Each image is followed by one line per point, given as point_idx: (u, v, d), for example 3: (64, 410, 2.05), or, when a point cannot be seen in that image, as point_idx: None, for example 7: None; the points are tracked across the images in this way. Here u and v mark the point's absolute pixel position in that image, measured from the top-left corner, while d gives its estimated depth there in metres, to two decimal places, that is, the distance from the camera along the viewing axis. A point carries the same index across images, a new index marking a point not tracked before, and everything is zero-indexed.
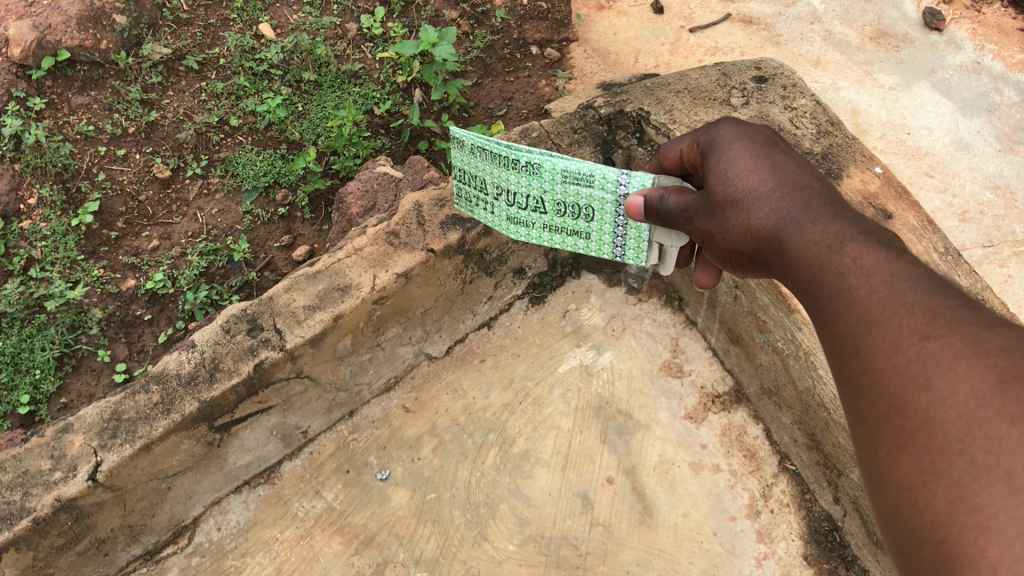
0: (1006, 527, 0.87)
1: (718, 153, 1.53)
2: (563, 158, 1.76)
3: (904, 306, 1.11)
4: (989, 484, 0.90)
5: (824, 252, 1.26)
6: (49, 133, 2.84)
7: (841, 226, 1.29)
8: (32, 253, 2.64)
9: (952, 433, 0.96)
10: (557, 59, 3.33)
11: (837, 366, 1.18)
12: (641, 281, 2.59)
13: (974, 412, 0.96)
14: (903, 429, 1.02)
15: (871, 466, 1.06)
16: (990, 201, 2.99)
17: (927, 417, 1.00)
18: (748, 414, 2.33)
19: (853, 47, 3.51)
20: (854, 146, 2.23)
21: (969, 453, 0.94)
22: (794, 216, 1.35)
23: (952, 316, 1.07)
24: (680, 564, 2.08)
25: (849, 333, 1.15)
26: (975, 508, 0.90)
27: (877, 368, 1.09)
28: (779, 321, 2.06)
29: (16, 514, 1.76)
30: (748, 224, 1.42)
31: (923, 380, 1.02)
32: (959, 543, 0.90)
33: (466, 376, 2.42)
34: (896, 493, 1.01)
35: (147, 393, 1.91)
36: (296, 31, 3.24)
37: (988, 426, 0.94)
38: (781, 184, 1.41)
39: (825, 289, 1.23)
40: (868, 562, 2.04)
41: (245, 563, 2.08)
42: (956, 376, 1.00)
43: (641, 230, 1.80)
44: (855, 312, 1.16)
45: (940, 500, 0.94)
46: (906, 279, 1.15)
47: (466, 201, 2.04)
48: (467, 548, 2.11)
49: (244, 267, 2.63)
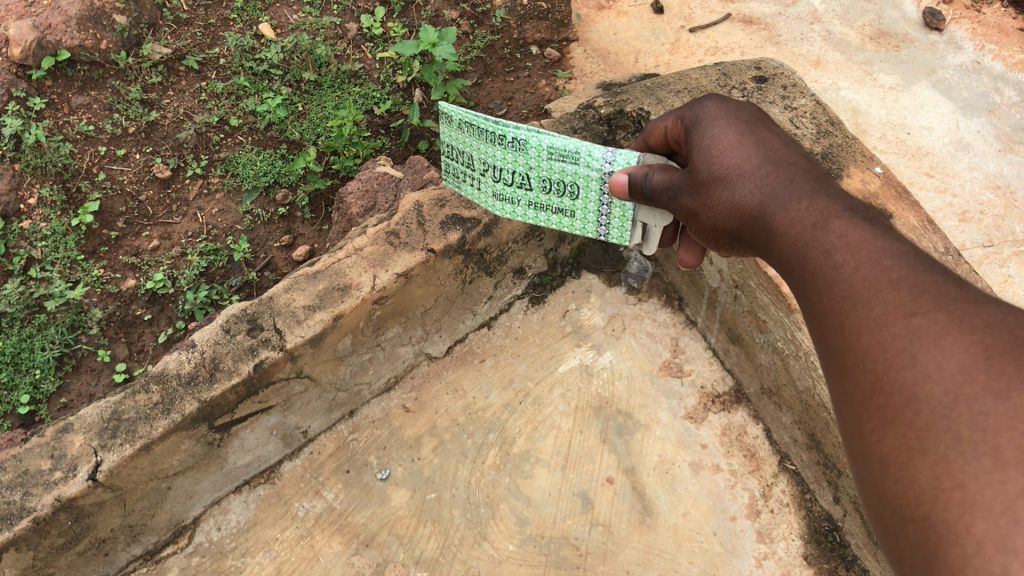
0: (992, 503, 0.86)
1: (703, 130, 1.54)
2: (550, 134, 1.76)
3: (889, 282, 1.11)
4: (976, 459, 0.90)
5: (809, 229, 1.27)
6: (49, 133, 2.84)
7: (825, 203, 1.30)
8: (32, 253, 2.64)
9: (937, 410, 0.96)
10: (557, 59, 3.34)
11: (821, 342, 1.18)
12: (641, 282, 2.60)
13: (960, 388, 0.95)
14: (889, 406, 1.02)
15: (857, 443, 1.06)
16: (990, 201, 2.99)
17: (913, 393, 0.99)
18: (748, 414, 2.33)
19: (853, 47, 3.51)
20: (854, 146, 2.23)
21: (955, 429, 0.93)
22: (779, 193, 1.36)
23: (938, 292, 1.07)
24: (681, 564, 2.08)
25: (834, 309, 1.15)
26: (960, 484, 0.90)
27: (862, 344, 1.09)
28: (779, 321, 2.06)
29: (16, 513, 1.76)
30: (732, 202, 1.42)
31: (908, 356, 1.02)
32: (945, 519, 0.90)
33: (466, 376, 2.42)
34: (880, 470, 1.01)
35: (147, 393, 1.91)
36: (296, 32, 3.24)
37: (975, 402, 0.93)
38: (766, 161, 1.42)
39: (809, 266, 1.23)
40: (868, 562, 2.04)
41: (245, 564, 2.08)
42: (942, 352, 0.99)
43: (625, 209, 1.81)
44: (840, 288, 1.16)
45: (925, 476, 0.94)
46: (892, 256, 1.15)
47: (453, 176, 2.03)
48: (467, 548, 2.11)
49: (244, 267, 2.63)
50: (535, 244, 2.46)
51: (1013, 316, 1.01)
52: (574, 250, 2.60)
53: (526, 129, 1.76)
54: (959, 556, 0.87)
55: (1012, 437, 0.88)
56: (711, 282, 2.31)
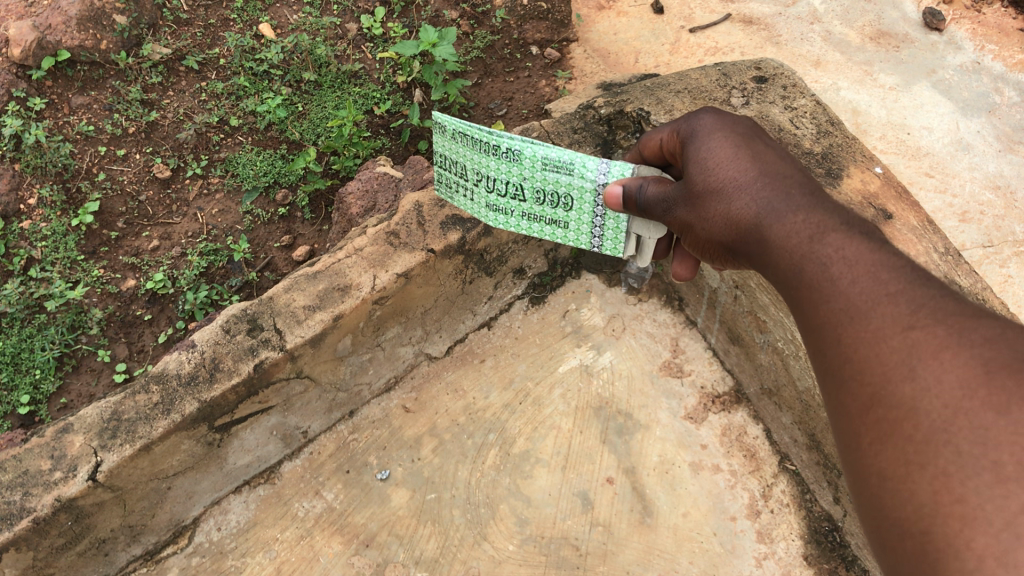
0: (993, 518, 0.86)
1: (699, 141, 1.54)
2: (545, 145, 1.76)
3: (887, 296, 1.11)
4: (976, 474, 0.90)
5: (806, 242, 1.27)
6: (49, 133, 2.83)
7: (821, 216, 1.30)
8: (32, 253, 2.64)
9: (937, 423, 0.96)
10: (557, 59, 3.34)
11: (817, 356, 1.18)
12: (641, 282, 2.59)
13: (960, 402, 0.95)
14: (887, 419, 1.02)
15: (854, 456, 1.06)
16: (990, 201, 2.99)
17: (911, 406, 1.00)
18: (748, 414, 2.33)
19: (853, 47, 3.51)
20: (854, 146, 2.23)
21: (955, 443, 0.93)
22: (775, 206, 1.36)
23: (936, 307, 1.07)
24: (681, 565, 2.08)
25: (831, 322, 1.15)
26: (961, 498, 0.90)
27: (860, 358, 1.09)
28: (779, 321, 2.05)
29: (16, 514, 1.76)
30: (728, 214, 1.42)
31: (907, 369, 1.02)
32: (944, 534, 0.90)
33: (466, 376, 2.42)
34: (878, 484, 1.01)
35: (147, 393, 1.91)
36: (296, 32, 3.23)
37: (976, 416, 0.93)
38: (762, 175, 1.42)
39: (806, 279, 1.23)
40: (868, 562, 2.04)
41: (244, 564, 2.09)
42: (941, 366, 0.99)
43: (618, 221, 1.82)
44: (837, 302, 1.16)
45: (925, 490, 0.94)
46: (890, 270, 1.15)
47: (446, 186, 2.02)
48: (467, 548, 2.11)
49: (245, 267, 2.63)
50: (535, 244, 2.47)
51: (1012, 331, 1.02)
52: (574, 250, 2.60)
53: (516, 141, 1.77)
54: (960, 570, 0.87)
55: (1013, 451, 0.88)
56: (711, 282, 2.30)
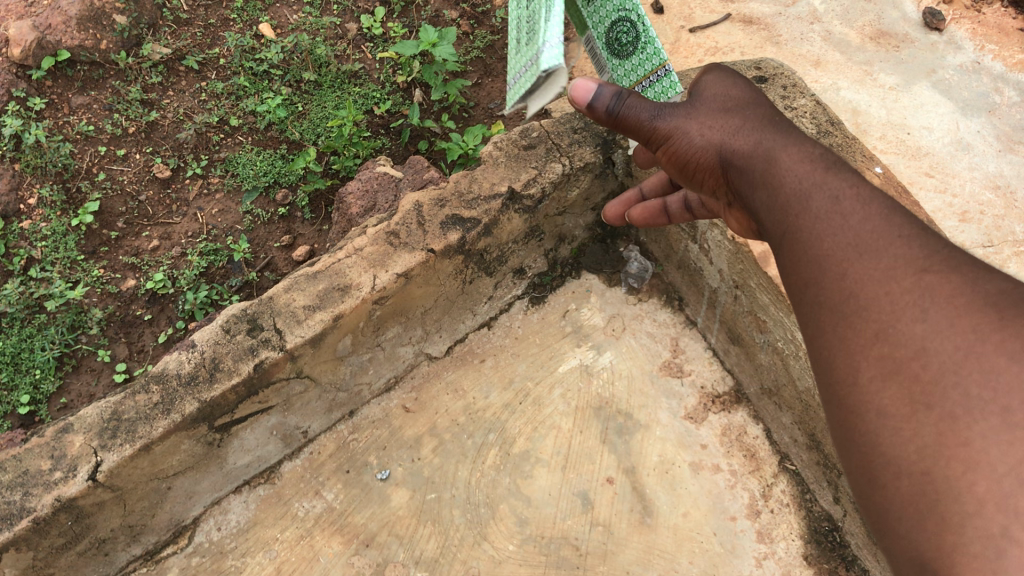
0: (997, 464, 0.93)
1: (719, 83, 1.50)
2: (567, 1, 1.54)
3: (899, 239, 1.15)
4: (983, 420, 0.96)
5: (817, 179, 1.28)
6: (49, 133, 2.83)
7: (835, 162, 1.31)
8: (32, 253, 2.64)
9: (946, 366, 1.01)
10: None
11: (814, 286, 1.19)
12: (642, 282, 2.58)
13: (970, 347, 1.01)
14: (893, 356, 1.06)
15: (848, 387, 1.09)
16: (990, 201, 2.99)
17: (922, 346, 1.04)
18: (748, 414, 2.33)
19: (853, 47, 3.51)
20: (854, 146, 2.23)
21: (964, 387, 0.99)
22: (790, 146, 1.35)
23: (947, 256, 1.12)
24: (680, 564, 2.08)
25: (841, 256, 1.17)
26: (965, 442, 0.96)
27: (869, 293, 1.11)
28: (779, 321, 2.05)
29: (16, 513, 1.76)
30: (739, 153, 1.40)
31: (918, 310, 1.06)
32: (946, 474, 0.96)
33: (466, 376, 2.41)
34: (875, 418, 1.05)
35: (147, 393, 1.90)
36: (296, 31, 3.23)
37: (986, 361, 0.99)
38: (778, 124, 1.42)
39: (817, 212, 1.23)
40: (868, 562, 2.04)
41: (245, 563, 2.09)
42: (954, 312, 1.04)
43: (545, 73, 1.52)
44: (851, 238, 1.18)
45: (928, 431, 0.99)
46: (903, 216, 1.19)
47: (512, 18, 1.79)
48: (467, 548, 2.12)
49: (244, 267, 2.63)
50: (535, 244, 2.47)
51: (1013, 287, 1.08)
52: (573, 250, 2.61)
53: (564, 45, 1.42)
54: (960, 513, 0.93)
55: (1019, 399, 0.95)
56: (711, 282, 2.31)
